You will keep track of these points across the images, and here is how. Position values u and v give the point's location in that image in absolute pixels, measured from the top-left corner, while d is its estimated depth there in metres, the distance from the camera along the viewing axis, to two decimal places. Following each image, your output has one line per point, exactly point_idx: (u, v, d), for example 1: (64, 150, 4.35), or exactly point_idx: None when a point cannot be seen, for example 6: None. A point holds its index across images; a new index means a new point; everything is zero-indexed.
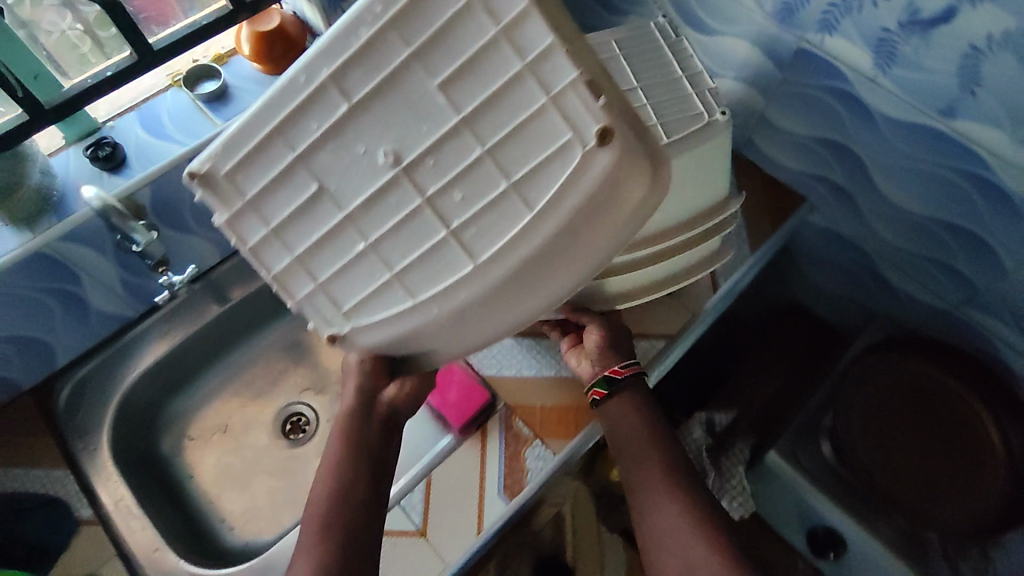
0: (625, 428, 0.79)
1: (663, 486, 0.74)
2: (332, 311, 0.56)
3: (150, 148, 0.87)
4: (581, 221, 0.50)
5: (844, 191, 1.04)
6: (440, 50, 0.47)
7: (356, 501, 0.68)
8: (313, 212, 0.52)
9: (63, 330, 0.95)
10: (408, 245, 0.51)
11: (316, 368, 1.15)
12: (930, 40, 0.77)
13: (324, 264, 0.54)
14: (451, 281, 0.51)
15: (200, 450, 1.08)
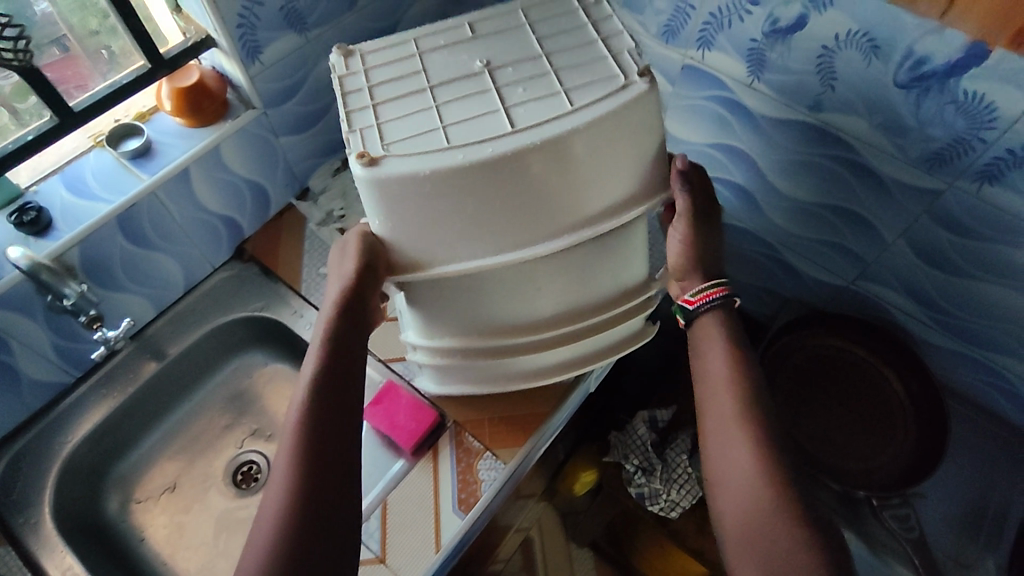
0: (714, 367, 0.73)
1: (729, 421, 0.69)
2: (374, 143, 0.66)
3: (78, 209, 0.91)
4: (597, 130, 0.66)
5: (743, 188, 1.13)
6: (547, 26, 0.75)
7: (342, 406, 0.69)
8: (408, 85, 0.70)
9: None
10: (465, 112, 0.68)
11: (265, 413, 1.15)
12: (791, 45, 0.89)
13: (390, 116, 0.68)
14: (488, 139, 0.64)
15: (148, 511, 1.06)
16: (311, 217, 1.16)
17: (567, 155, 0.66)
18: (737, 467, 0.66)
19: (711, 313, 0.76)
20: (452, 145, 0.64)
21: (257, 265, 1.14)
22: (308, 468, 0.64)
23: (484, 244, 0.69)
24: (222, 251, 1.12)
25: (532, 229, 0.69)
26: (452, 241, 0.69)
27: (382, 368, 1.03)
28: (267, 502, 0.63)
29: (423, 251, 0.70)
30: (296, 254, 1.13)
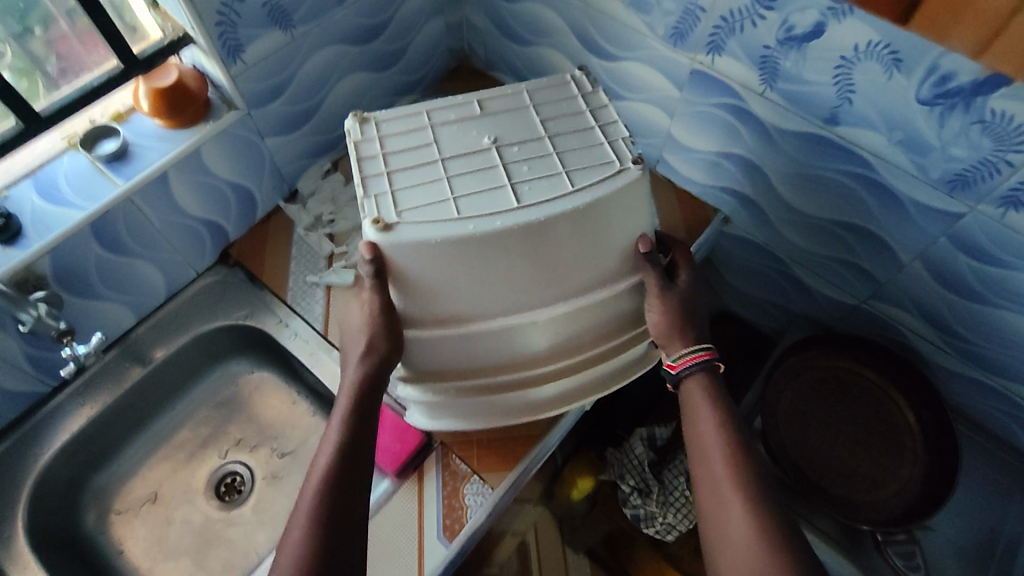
0: (708, 431, 0.72)
1: (725, 481, 0.68)
2: (388, 208, 0.68)
3: (50, 216, 0.87)
4: (596, 210, 0.69)
5: (752, 200, 1.08)
6: (548, 108, 0.77)
7: (358, 462, 0.69)
8: (418, 157, 0.72)
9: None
10: (473, 184, 0.70)
11: (250, 423, 1.11)
12: (806, 53, 0.83)
13: (404, 188, 0.69)
14: (496, 213, 0.67)
15: (128, 523, 1.02)
16: (299, 221, 1.12)
17: (566, 230, 0.69)
18: (733, 527, 0.65)
19: (698, 376, 0.77)
20: (461, 215, 0.67)
21: (244, 270, 1.10)
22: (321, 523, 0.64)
23: (481, 305, 0.72)
24: (206, 256, 1.08)
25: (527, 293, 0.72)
26: (453, 302, 0.71)
27: None
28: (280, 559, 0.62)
29: (427, 307, 0.72)
30: (282, 259, 1.09)
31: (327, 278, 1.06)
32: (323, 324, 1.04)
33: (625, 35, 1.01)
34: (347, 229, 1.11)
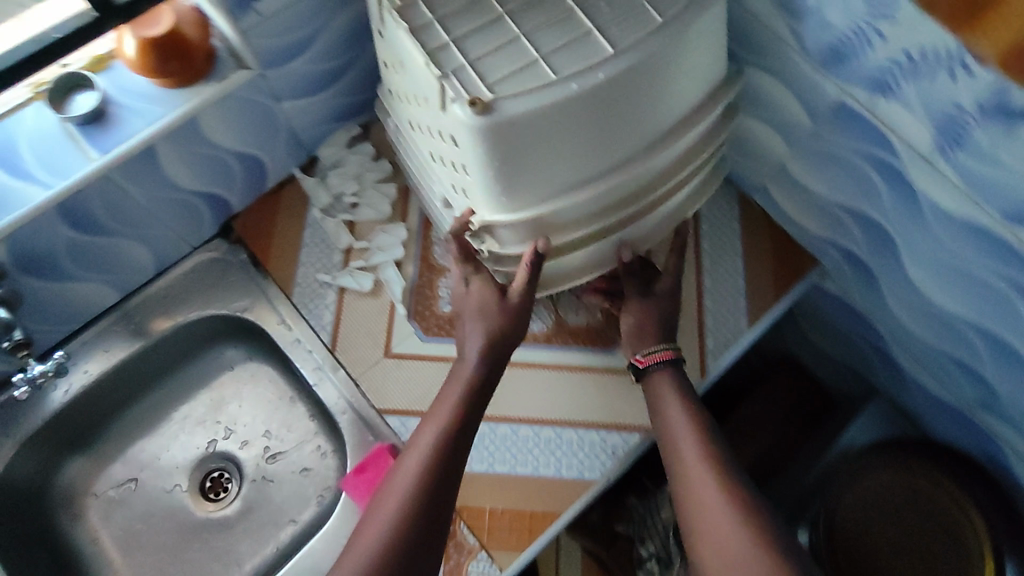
0: (675, 416, 0.73)
1: (690, 451, 0.69)
2: (475, 85, 0.63)
3: (7, 190, 0.70)
4: (681, 44, 0.65)
5: (864, 263, 0.87)
6: None
7: (452, 467, 0.69)
8: (491, 35, 0.66)
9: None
10: (553, 33, 0.65)
11: (241, 416, 1.00)
12: (1014, 133, 0.59)
13: (488, 68, 0.64)
14: (590, 63, 0.63)
15: (104, 512, 0.94)
16: (315, 199, 0.94)
17: (657, 71, 0.65)
18: (703, 494, 0.65)
19: (663, 370, 0.77)
20: (558, 76, 0.62)
21: (247, 252, 0.94)
22: (405, 523, 0.64)
23: (575, 167, 0.68)
24: (204, 229, 0.92)
25: (614, 151, 0.69)
26: (548, 173, 0.67)
27: (374, 417, 0.86)
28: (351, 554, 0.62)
29: (528, 191, 0.68)
30: (293, 246, 0.93)
31: (341, 280, 0.91)
32: (331, 337, 0.90)
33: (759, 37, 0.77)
34: (370, 220, 0.93)
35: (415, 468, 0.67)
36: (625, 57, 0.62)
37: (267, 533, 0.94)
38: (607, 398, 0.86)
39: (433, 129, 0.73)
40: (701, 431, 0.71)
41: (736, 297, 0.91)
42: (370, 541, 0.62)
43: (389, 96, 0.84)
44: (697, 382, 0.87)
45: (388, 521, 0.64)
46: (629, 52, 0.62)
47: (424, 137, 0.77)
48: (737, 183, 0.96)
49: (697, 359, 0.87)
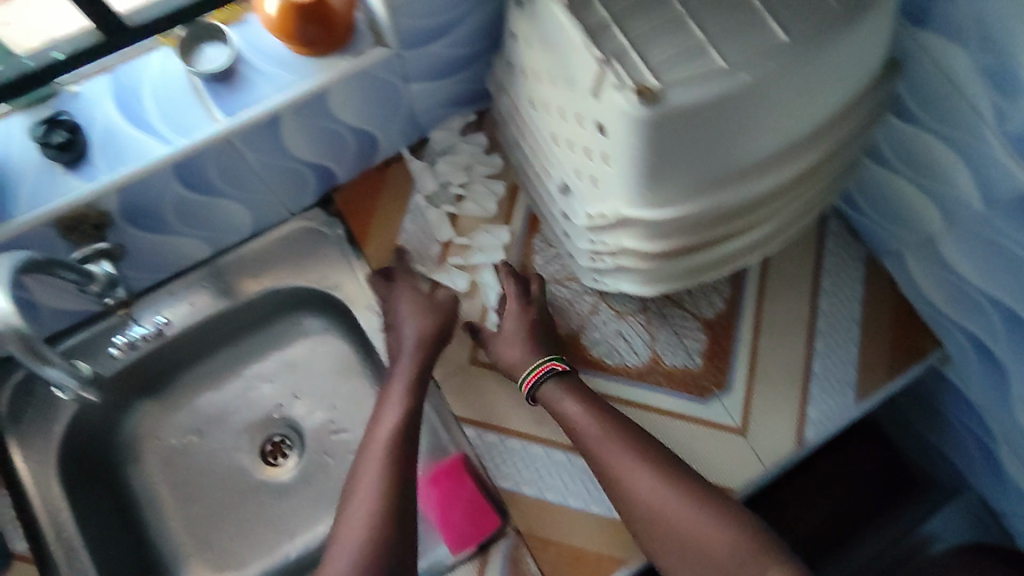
0: (575, 413, 0.76)
1: (617, 453, 0.73)
2: (640, 71, 0.56)
3: (126, 140, 0.66)
4: (853, 31, 0.59)
5: (996, 360, 0.80)
6: None
7: (407, 457, 0.75)
8: (657, 13, 0.57)
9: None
10: (722, 16, 0.57)
11: (310, 388, 0.98)
12: None
13: (651, 50, 0.56)
14: (763, 49, 0.56)
15: (166, 459, 0.94)
16: (421, 184, 0.89)
17: (827, 58, 0.59)
18: (644, 493, 0.71)
19: (557, 378, 0.78)
20: (728, 66, 0.56)
21: (344, 228, 0.90)
22: (384, 516, 0.69)
23: (725, 160, 0.63)
24: (305, 197, 0.88)
25: (763, 145, 0.63)
26: (691, 170, 0.62)
27: (449, 424, 0.83)
28: (337, 550, 0.67)
29: (675, 184, 0.63)
30: (391, 230, 0.89)
31: (440, 274, 0.87)
32: None
33: (948, 102, 0.68)
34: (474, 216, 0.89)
35: (378, 459, 0.73)
36: (795, 49, 0.57)
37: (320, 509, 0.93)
38: (693, 449, 0.83)
39: (564, 109, 0.67)
40: (627, 434, 0.75)
41: (845, 366, 0.85)
42: (354, 535, 0.68)
43: (501, 65, 0.78)
44: (789, 450, 0.83)
45: (365, 514, 0.69)
46: (801, 48, 0.57)
47: (547, 113, 0.71)
48: (868, 243, 0.89)
49: (795, 425, 0.83)
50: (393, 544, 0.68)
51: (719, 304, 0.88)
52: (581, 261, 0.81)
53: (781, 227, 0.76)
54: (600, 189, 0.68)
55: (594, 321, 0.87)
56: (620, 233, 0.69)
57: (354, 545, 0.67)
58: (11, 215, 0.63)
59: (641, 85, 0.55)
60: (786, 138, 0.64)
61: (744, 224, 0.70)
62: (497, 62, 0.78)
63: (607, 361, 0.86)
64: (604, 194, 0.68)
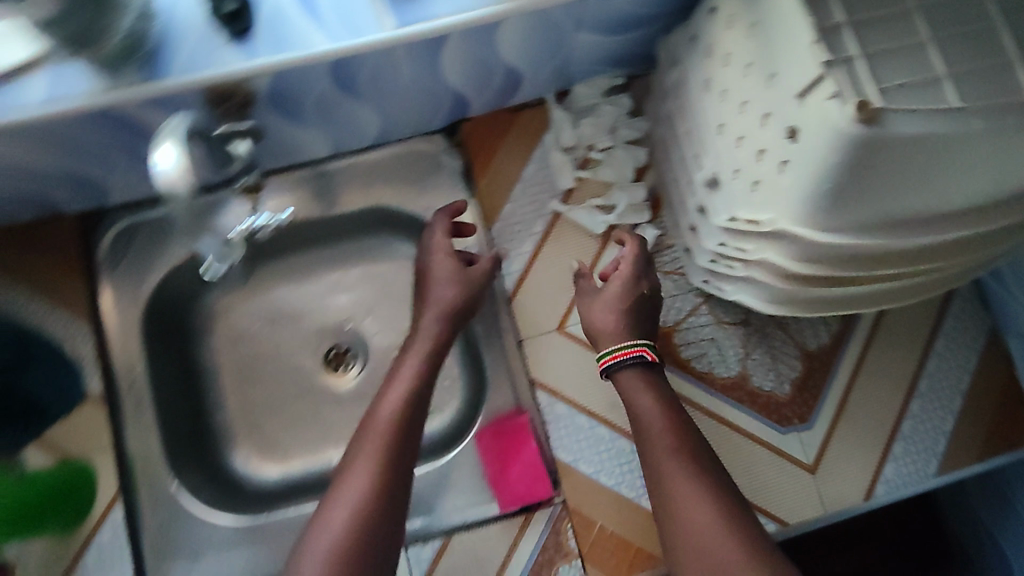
0: (642, 406, 0.69)
1: (671, 459, 0.64)
2: (864, 83, 0.51)
3: (292, 25, 0.62)
4: None
5: None
6: None
7: (412, 436, 0.67)
8: (896, 30, 0.52)
9: (127, 172, 0.76)
10: (971, 53, 0.52)
11: (385, 309, 0.93)
12: None
13: (883, 70, 0.51)
14: (1006, 99, 0.51)
15: (233, 342, 0.90)
16: (552, 137, 0.86)
17: None
18: (690, 510, 0.60)
19: (633, 370, 0.70)
20: (962, 106, 0.50)
21: (464, 160, 0.87)
22: (381, 492, 0.61)
23: (915, 204, 0.57)
24: (435, 121, 0.85)
25: (961, 199, 0.57)
26: (875, 204, 0.56)
27: (524, 386, 0.81)
28: (331, 513, 0.60)
29: (852, 216, 0.57)
30: (510, 175, 0.86)
31: (573, 214, 0.84)
32: (513, 286, 0.84)
33: None
34: (600, 180, 0.85)
35: (382, 433, 0.65)
36: None
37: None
38: (761, 473, 0.80)
39: (749, 104, 0.62)
40: (689, 445, 0.65)
41: (934, 433, 0.82)
42: (352, 503, 0.60)
43: (683, 38, 0.73)
44: (857, 501, 0.80)
45: (366, 486, 0.61)
46: None
47: (724, 102, 0.66)
48: (998, 318, 0.84)
49: (866, 477, 0.80)
50: (389, 524, 0.60)
51: (824, 338, 0.84)
52: (701, 259, 0.78)
53: (932, 284, 0.70)
54: (759, 196, 0.63)
55: (691, 322, 0.83)
56: (765, 246, 0.65)
57: (349, 515, 0.59)
58: (163, 74, 0.60)
59: (863, 99, 0.49)
60: (986, 198, 0.58)
61: (898, 273, 0.65)
62: (678, 35, 0.74)
63: (695, 365, 0.83)
64: (761, 202, 0.63)
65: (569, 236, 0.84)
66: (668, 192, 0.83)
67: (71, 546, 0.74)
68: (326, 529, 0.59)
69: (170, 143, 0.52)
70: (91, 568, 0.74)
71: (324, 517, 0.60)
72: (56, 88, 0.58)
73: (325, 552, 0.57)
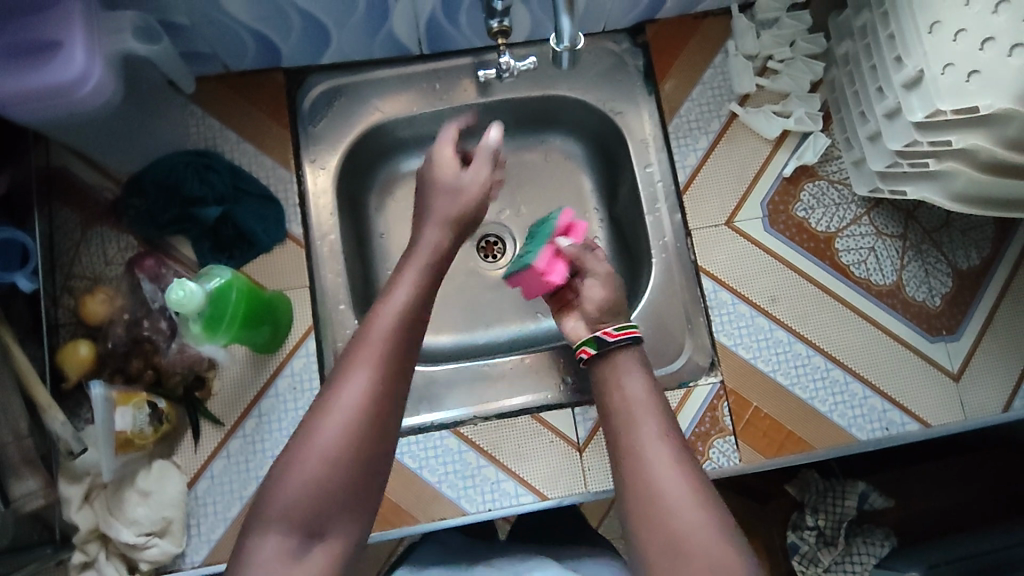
0: (630, 385, 0.66)
1: (649, 433, 0.63)
2: None
3: None
4: None
5: None
6: None
7: (412, 344, 0.62)
8: None
9: (353, 28, 0.80)
10: None
11: (541, 201, 0.97)
12: None
13: None
14: None
15: (401, 214, 0.95)
16: (734, 44, 0.89)
17: None
18: (660, 485, 0.59)
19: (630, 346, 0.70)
20: None
21: (646, 61, 0.91)
22: (375, 410, 0.57)
23: None
24: (626, 19, 0.89)
25: None
26: None
27: (689, 273, 0.86)
28: (327, 413, 0.56)
29: None
30: (691, 77, 0.89)
31: (751, 117, 0.88)
32: (687, 179, 0.87)
33: None
34: (776, 90, 0.89)
35: (387, 332, 0.60)
36: None
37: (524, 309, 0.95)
38: (908, 376, 0.84)
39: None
40: (672, 433, 0.63)
41: None
42: (347, 412, 0.56)
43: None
44: (995, 412, 0.83)
45: (367, 387, 0.57)
46: None
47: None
48: None
49: (1007, 389, 0.83)
50: (377, 440, 0.57)
51: (975, 259, 0.87)
52: (875, 162, 0.82)
53: None
54: (974, 86, 0.67)
55: (852, 231, 0.87)
56: (975, 133, 0.70)
57: (339, 428, 0.56)
58: None
59: None
60: None
61: None
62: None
63: (853, 271, 0.86)
64: (977, 91, 0.67)
65: (743, 139, 0.88)
66: (845, 105, 0.86)
67: (266, 369, 0.80)
68: (318, 435, 0.55)
69: None
70: (284, 391, 0.80)
71: (317, 417, 0.56)
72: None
73: (321, 453, 0.55)
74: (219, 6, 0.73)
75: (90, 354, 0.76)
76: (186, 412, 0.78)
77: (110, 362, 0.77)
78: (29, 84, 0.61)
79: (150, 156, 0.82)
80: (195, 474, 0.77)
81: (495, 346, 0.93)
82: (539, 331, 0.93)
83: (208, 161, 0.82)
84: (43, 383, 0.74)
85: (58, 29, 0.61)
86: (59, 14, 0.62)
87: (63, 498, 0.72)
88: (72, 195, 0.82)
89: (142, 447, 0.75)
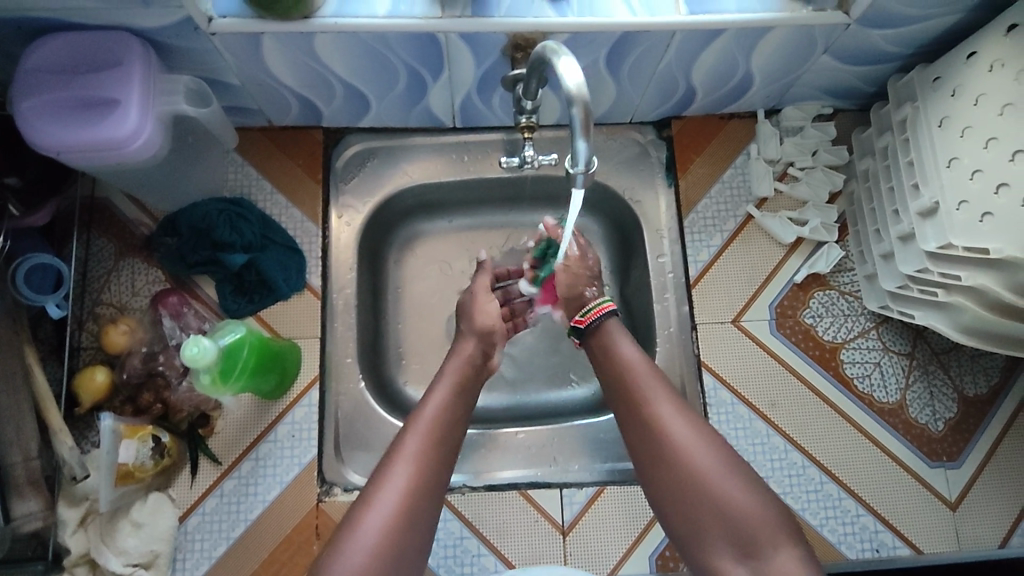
0: (627, 353, 0.72)
1: (656, 394, 0.68)
2: None
3: None
4: None
5: None
6: None
7: (451, 435, 0.69)
8: None
9: (392, 100, 0.84)
10: None
11: None
12: None
13: None
14: None
15: (419, 270, 0.98)
16: (756, 148, 0.92)
17: None
18: (670, 440, 0.64)
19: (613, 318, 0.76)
20: None
21: (669, 154, 0.94)
22: (422, 487, 0.63)
23: None
24: (652, 114, 0.92)
25: None
26: None
27: (691, 365, 0.87)
28: (374, 503, 0.62)
29: None
30: (711, 175, 0.92)
31: (766, 221, 0.90)
32: (697, 274, 0.89)
33: None
34: (794, 196, 0.91)
35: (421, 437, 0.67)
36: None
37: (525, 379, 0.96)
38: (902, 499, 0.83)
39: (998, 141, 0.67)
40: (675, 394, 0.68)
41: None
42: (393, 492, 0.62)
43: (923, 79, 0.78)
44: (991, 547, 0.82)
45: (406, 483, 0.63)
46: None
47: (964, 138, 0.70)
48: None
49: (1004, 522, 0.82)
50: (423, 527, 0.62)
51: (982, 386, 0.86)
52: (887, 282, 0.83)
53: None
54: (987, 228, 0.67)
55: (859, 343, 0.87)
56: (983, 272, 0.70)
57: (389, 505, 0.61)
58: (491, 13, 0.70)
59: None
60: None
61: None
62: (919, 75, 0.79)
63: (856, 384, 0.86)
64: (987, 233, 0.67)
65: (757, 240, 0.90)
66: (862, 220, 0.88)
67: (269, 414, 0.83)
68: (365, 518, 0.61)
69: (566, 59, 0.54)
70: (282, 438, 0.82)
71: (363, 508, 0.61)
72: (399, 8, 0.70)
73: (368, 538, 0.59)
74: (269, 75, 0.77)
75: (106, 381, 0.79)
76: (188, 447, 0.81)
77: (123, 391, 0.80)
78: (84, 135, 0.66)
79: (188, 199, 0.87)
80: (187, 509, 0.80)
81: (495, 411, 0.94)
82: (539, 403, 0.95)
83: (241, 208, 0.86)
84: (58, 406, 0.78)
85: (115, 88, 0.67)
86: (117, 73, 0.67)
87: (59, 521, 0.75)
88: (110, 227, 0.87)
89: (141, 480, 0.77)
